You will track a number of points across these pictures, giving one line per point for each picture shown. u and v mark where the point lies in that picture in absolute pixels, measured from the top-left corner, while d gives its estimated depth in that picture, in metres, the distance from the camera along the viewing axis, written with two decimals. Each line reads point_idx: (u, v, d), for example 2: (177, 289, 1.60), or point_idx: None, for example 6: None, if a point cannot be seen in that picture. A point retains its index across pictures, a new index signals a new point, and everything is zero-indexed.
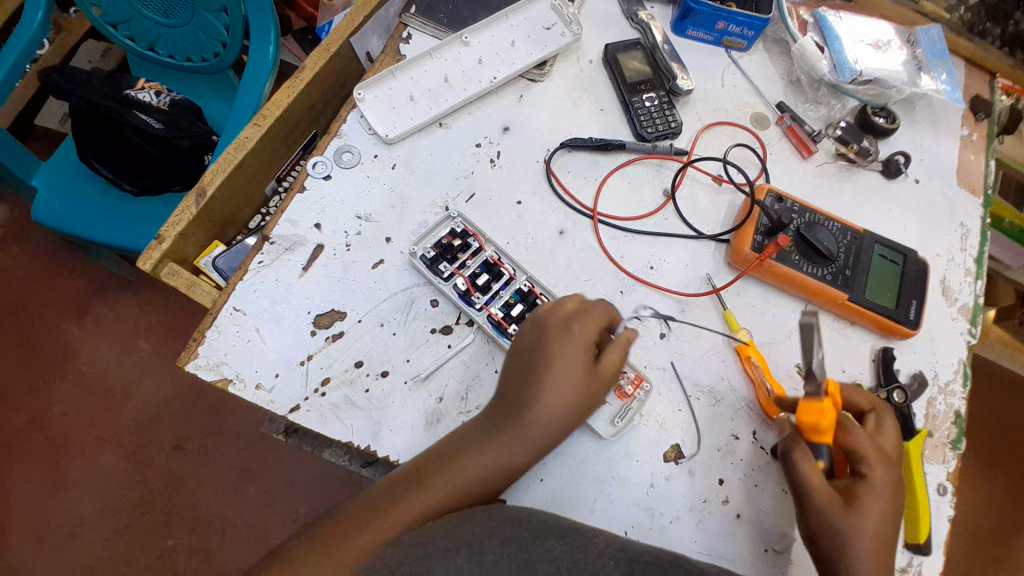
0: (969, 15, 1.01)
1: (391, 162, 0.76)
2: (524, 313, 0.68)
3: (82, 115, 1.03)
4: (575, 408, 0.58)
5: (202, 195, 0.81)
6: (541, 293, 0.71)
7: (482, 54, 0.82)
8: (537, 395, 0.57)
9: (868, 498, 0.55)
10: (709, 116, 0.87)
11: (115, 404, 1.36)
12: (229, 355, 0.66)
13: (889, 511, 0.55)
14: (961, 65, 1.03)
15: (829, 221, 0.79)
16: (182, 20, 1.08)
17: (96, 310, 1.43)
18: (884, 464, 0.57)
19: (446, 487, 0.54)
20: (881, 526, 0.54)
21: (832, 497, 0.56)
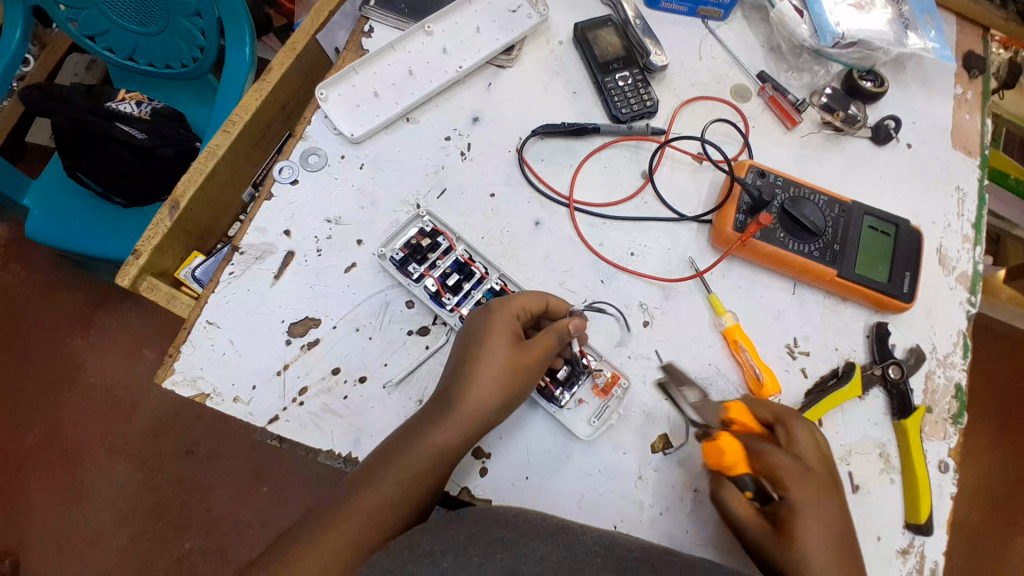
0: None
1: (359, 162, 0.75)
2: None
3: (65, 132, 1.01)
4: (508, 387, 0.59)
5: (176, 207, 0.79)
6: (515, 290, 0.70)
7: (446, 44, 0.79)
8: (463, 384, 0.59)
9: (796, 522, 0.54)
10: (687, 92, 0.84)
11: (123, 412, 1.38)
12: (206, 369, 0.65)
13: (818, 528, 0.54)
14: (952, 19, 1.00)
15: (814, 195, 0.76)
16: (157, 27, 1.06)
17: (100, 322, 1.44)
18: (798, 481, 0.56)
19: (404, 476, 0.56)
20: (819, 547, 0.53)
21: (762, 531, 0.55)
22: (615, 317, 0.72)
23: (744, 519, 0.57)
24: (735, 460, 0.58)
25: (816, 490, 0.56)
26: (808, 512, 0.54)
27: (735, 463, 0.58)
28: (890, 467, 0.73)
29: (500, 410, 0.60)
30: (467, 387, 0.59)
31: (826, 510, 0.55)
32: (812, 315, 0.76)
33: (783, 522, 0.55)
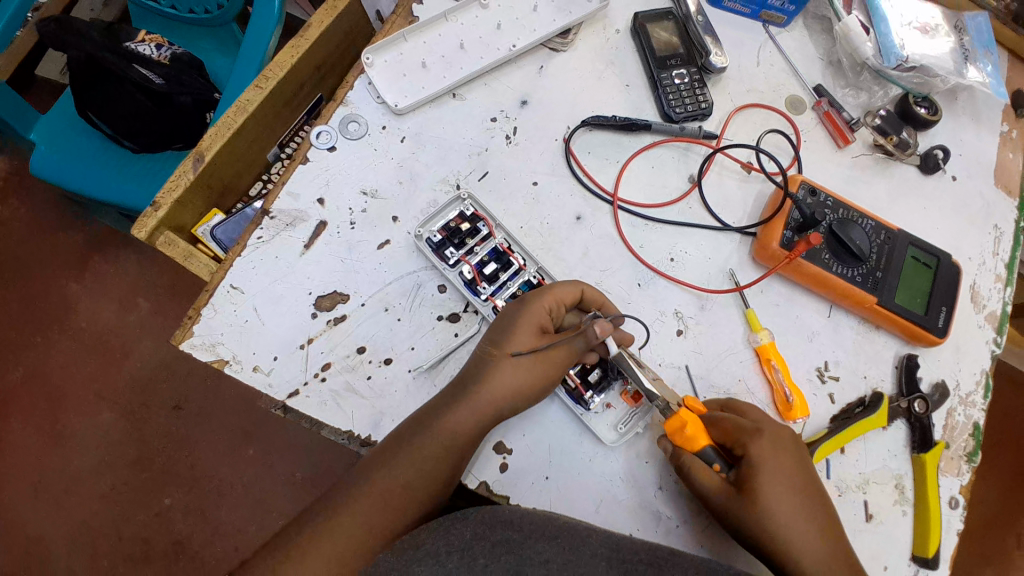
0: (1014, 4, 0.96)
1: (401, 134, 0.71)
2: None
3: (80, 67, 0.96)
4: (526, 388, 0.58)
5: (200, 160, 0.75)
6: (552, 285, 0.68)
7: (500, 20, 0.76)
8: (483, 372, 0.58)
9: (760, 481, 0.57)
10: (742, 97, 0.81)
11: (115, 360, 1.34)
12: (226, 335, 0.62)
13: (776, 483, 0.57)
14: (1003, 54, 0.98)
15: (862, 219, 0.74)
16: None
17: (98, 267, 1.39)
18: (756, 439, 0.59)
19: (416, 459, 0.54)
20: (780, 501, 0.56)
21: (727, 498, 0.58)
22: (649, 323, 0.70)
23: (708, 491, 0.59)
24: (698, 436, 0.59)
25: (774, 444, 0.59)
26: (765, 469, 0.57)
27: (695, 438, 0.59)
28: (904, 498, 0.72)
29: (514, 405, 0.58)
30: (487, 375, 0.57)
31: (784, 465, 0.58)
32: (844, 340, 0.74)
33: (744, 480, 0.58)
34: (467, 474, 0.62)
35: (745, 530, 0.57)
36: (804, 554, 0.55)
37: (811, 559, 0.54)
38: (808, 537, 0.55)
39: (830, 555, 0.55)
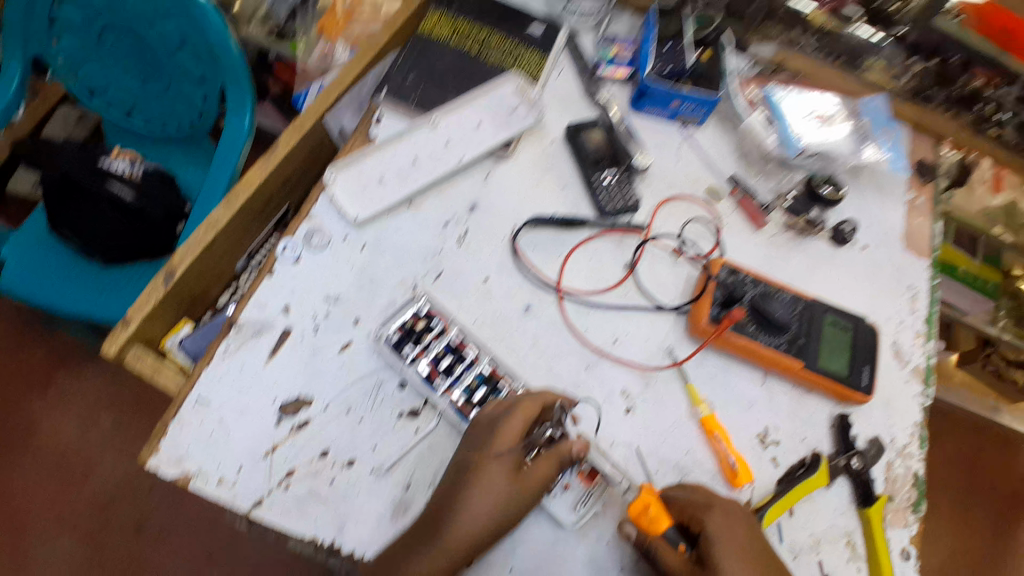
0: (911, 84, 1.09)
1: (361, 243, 0.78)
2: (485, 397, 0.70)
3: (53, 185, 1.05)
4: (500, 511, 0.60)
5: (171, 276, 0.80)
6: (503, 375, 0.73)
7: (449, 136, 0.85)
8: (458, 502, 0.60)
9: (718, 554, 0.62)
10: (664, 191, 0.91)
11: (77, 481, 1.30)
12: (193, 448, 0.65)
13: (732, 553, 0.61)
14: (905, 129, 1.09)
15: (782, 292, 0.83)
16: (160, 86, 1.09)
17: (62, 382, 1.37)
18: (707, 513, 0.64)
19: None
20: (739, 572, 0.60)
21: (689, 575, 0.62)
22: (598, 403, 0.75)
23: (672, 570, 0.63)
24: (658, 519, 0.64)
25: (726, 516, 0.64)
26: (720, 544, 0.62)
27: (655, 521, 0.64)
28: (857, 555, 0.75)
29: (501, 525, 0.61)
30: (465, 503, 0.60)
31: (737, 537, 0.63)
32: (780, 405, 0.80)
33: (704, 555, 0.62)
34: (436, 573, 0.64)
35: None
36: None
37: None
38: None
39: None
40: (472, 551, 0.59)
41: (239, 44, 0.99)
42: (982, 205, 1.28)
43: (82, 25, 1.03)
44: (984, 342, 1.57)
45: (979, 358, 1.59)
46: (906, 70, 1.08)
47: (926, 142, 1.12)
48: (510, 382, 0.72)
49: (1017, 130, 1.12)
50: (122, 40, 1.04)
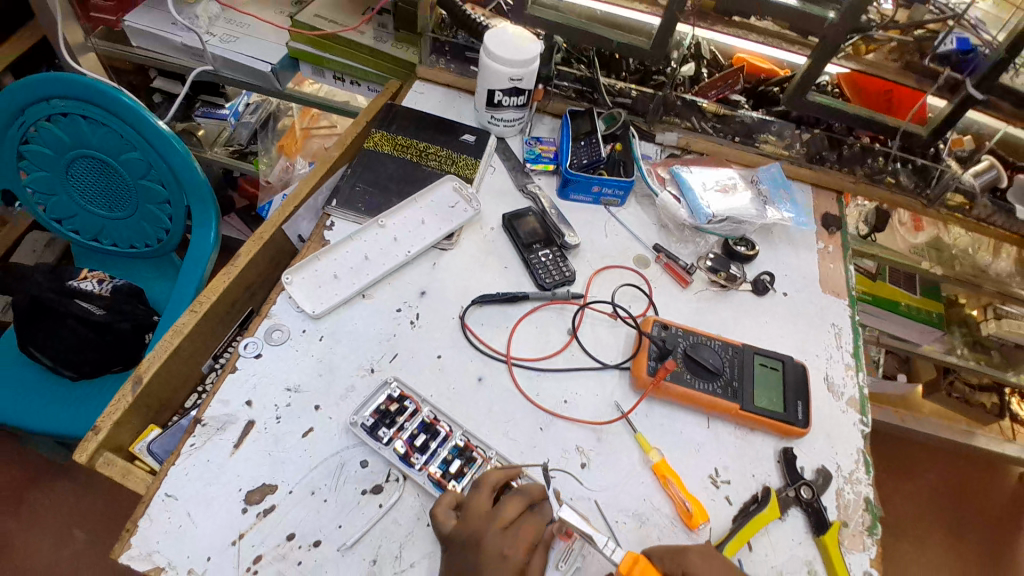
0: (804, 151, 1.26)
1: (319, 334, 0.84)
2: (462, 468, 0.74)
3: (22, 309, 1.06)
4: None
5: (139, 382, 0.84)
6: (476, 445, 0.77)
7: (396, 233, 0.95)
8: None
9: None
10: (599, 262, 1.02)
11: None
12: (161, 543, 0.66)
13: None
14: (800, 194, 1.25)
15: (711, 340, 0.91)
16: (128, 212, 1.18)
17: (34, 500, 1.31)
18: (687, 556, 0.68)
19: None
20: None
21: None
22: (556, 459, 0.79)
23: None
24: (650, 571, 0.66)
25: (705, 556, 0.69)
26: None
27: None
28: None
29: None
30: None
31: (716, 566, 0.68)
32: (727, 446, 0.86)
33: None
34: None
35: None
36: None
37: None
38: None
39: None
40: None
41: (202, 169, 1.13)
42: (908, 241, 1.44)
43: (51, 166, 1.13)
44: (945, 371, 1.76)
45: (943, 388, 1.76)
46: (796, 140, 1.27)
47: (828, 197, 1.27)
48: (483, 450, 0.77)
49: (914, 175, 1.26)
50: (90, 172, 1.13)
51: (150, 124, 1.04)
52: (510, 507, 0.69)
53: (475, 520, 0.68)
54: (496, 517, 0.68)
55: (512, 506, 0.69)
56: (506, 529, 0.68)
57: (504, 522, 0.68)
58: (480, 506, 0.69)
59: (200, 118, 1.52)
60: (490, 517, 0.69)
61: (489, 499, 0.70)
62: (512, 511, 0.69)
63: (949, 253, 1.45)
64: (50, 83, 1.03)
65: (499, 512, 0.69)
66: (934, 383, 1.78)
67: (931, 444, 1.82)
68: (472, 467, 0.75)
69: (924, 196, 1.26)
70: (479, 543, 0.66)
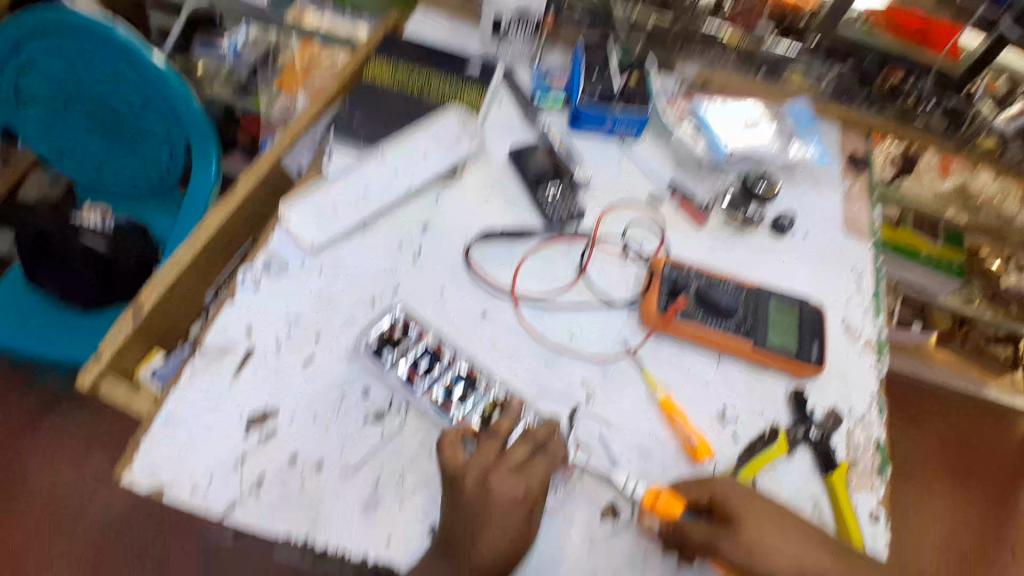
0: (834, 83, 1.17)
1: (318, 267, 0.82)
2: (465, 393, 0.73)
3: (29, 244, 1.08)
4: (514, 546, 0.63)
5: (140, 309, 0.83)
6: (481, 373, 0.75)
7: (397, 164, 0.90)
8: (482, 527, 0.62)
9: (739, 515, 0.66)
10: (610, 199, 0.97)
11: (72, 517, 1.28)
12: (163, 465, 0.66)
13: (748, 510, 0.66)
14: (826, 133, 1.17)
15: (726, 280, 0.87)
16: (126, 146, 1.14)
17: (51, 429, 1.35)
18: (713, 485, 0.69)
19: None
20: (759, 522, 0.65)
21: (720, 538, 0.65)
22: (560, 394, 0.78)
23: (704, 541, 0.66)
24: (672, 504, 0.68)
25: (729, 482, 0.69)
26: (735, 500, 0.66)
27: (672, 509, 0.68)
28: (825, 520, 0.77)
29: (508, 558, 0.62)
30: (486, 531, 0.62)
31: (743, 491, 0.68)
32: (738, 384, 0.83)
33: (727, 522, 0.66)
34: (397, 562, 0.65)
35: (745, 563, 0.65)
36: (807, 560, 0.65)
37: (795, 563, 0.65)
38: (790, 545, 0.65)
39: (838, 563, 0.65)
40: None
41: (200, 101, 1.07)
42: (934, 189, 1.33)
43: (48, 100, 1.08)
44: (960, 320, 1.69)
45: (956, 338, 1.70)
46: (828, 72, 1.17)
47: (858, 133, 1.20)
48: (488, 379, 0.75)
49: (947, 117, 1.17)
50: (88, 108, 1.09)
51: (143, 57, 0.98)
52: (518, 449, 0.66)
53: (483, 462, 0.66)
54: (506, 459, 0.66)
55: (520, 452, 0.66)
56: (517, 471, 0.65)
57: (515, 464, 0.66)
58: (489, 450, 0.67)
59: (199, 51, 1.42)
60: (499, 459, 0.66)
61: (496, 448, 0.67)
62: (520, 454, 0.66)
63: (975, 202, 1.36)
64: (35, 18, 0.97)
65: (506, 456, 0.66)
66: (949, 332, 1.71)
67: (943, 391, 1.79)
68: (476, 394, 0.73)
69: (957, 138, 1.19)
70: (485, 483, 0.64)
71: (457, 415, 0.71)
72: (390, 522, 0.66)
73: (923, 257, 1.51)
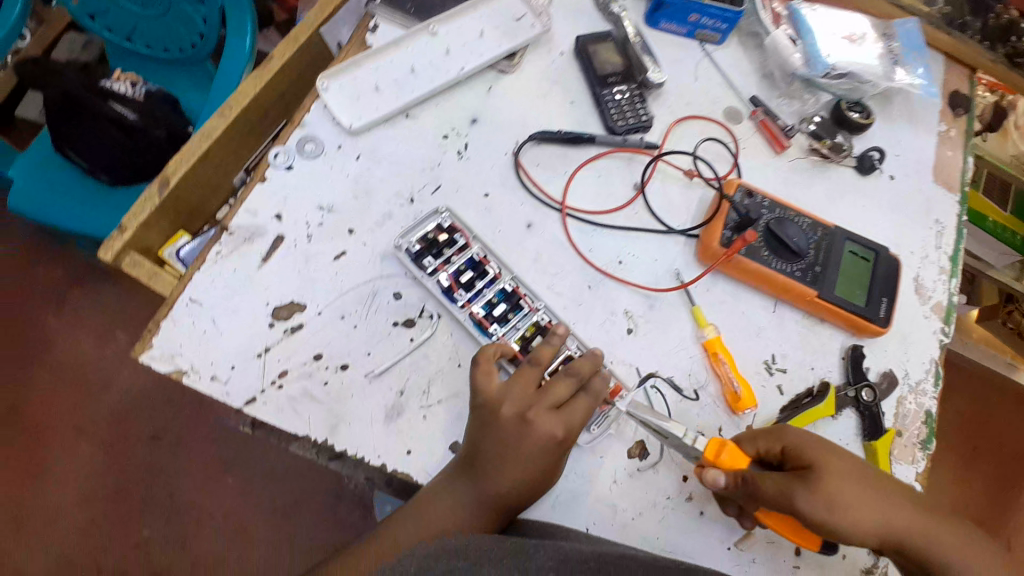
0: (946, 10, 1.00)
1: (356, 152, 0.75)
2: (506, 312, 0.68)
3: (55, 105, 0.97)
4: (537, 476, 0.56)
5: (165, 184, 0.78)
6: (524, 293, 0.71)
7: (449, 44, 0.80)
8: (507, 446, 0.55)
9: (817, 465, 0.58)
10: (682, 110, 0.86)
11: (100, 388, 1.31)
12: (184, 347, 0.64)
13: (827, 459, 0.58)
14: (936, 61, 1.01)
15: (799, 217, 0.78)
16: (158, 10, 1.04)
17: (77, 302, 1.36)
18: (784, 437, 0.61)
19: (433, 508, 0.55)
20: (839, 473, 0.57)
21: (798, 488, 0.56)
22: (600, 321, 0.73)
23: (777, 494, 0.57)
24: (738, 456, 0.60)
25: (803, 434, 0.61)
26: (813, 448, 0.59)
27: (737, 462, 0.60)
28: None
29: (529, 486, 0.56)
30: (511, 451, 0.55)
31: (820, 442, 0.61)
32: (792, 333, 0.77)
33: (805, 471, 0.58)
34: (416, 475, 0.62)
35: (824, 521, 0.56)
36: (892, 519, 0.57)
37: (879, 523, 0.56)
38: (875, 504, 0.57)
39: (926, 524, 0.57)
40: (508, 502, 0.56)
41: None
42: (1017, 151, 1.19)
43: None
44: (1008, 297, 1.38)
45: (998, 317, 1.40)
46: None
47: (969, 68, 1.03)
48: (531, 299, 0.70)
49: None
50: None
51: None
52: (560, 388, 0.58)
53: (521, 393, 0.58)
54: (546, 395, 0.57)
55: (563, 387, 0.58)
56: (558, 410, 0.58)
57: (556, 401, 0.57)
58: (527, 381, 0.58)
59: None
60: (538, 394, 0.58)
61: (536, 383, 0.59)
62: (561, 393, 0.58)
63: None
64: None
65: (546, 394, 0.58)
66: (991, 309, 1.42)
67: None
68: (518, 315, 0.69)
69: None
70: (525, 418, 0.56)
71: (496, 333, 0.67)
72: (412, 431, 0.63)
73: (987, 226, 1.26)
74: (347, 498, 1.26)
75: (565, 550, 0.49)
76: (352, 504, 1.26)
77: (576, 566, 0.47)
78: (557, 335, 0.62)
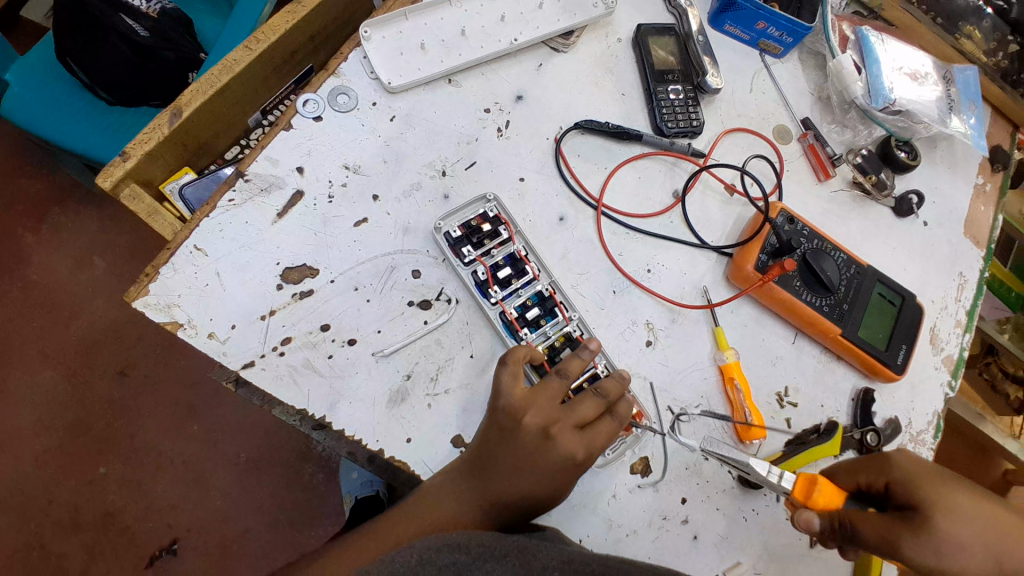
0: (1004, 64, 0.95)
1: (391, 113, 0.70)
2: (538, 317, 0.65)
3: (66, 10, 0.86)
4: (547, 491, 0.54)
5: (177, 115, 0.72)
6: (560, 299, 0.67)
7: (505, 11, 0.74)
8: (527, 454, 0.53)
9: (930, 502, 0.52)
10: (732, 121, 0.83)
11: (68, 315, 1.24)
12: (183, 297, 0.60)
13: (943, 497, 0.52)
14: (987, 110, 0.98)
15: (836, 251, 0.76)
16: None
17: (57, 221, 1.29)
18: (889, 468, 0.56)
19: (435, 509, 0.53)
20: (956, 512, 0.51)
21: (904, 534, 0.51)
22: (620, 330, 0.70)
23: (879, 538, 0.52)
24: (830, 495, 0.56)
25: (915, 464, 0.55)
26: (918, 481, 0.53)
27: (830, 501, 0.56)
28: None
29: (539, 498, 0.54)
30: (526, 457, 0.53)
31: (935, 470, 0.54)
32: (807, 368, 0.76)
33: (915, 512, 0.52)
34: (413, 465, 0.59)
35: (936, 567, 0.50)
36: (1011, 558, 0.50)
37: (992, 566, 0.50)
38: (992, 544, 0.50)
39: None
40: (517, 511, 0.54)
41: None
42: None
43: None
44: (988, 348, 1.31)
45: (975, 365, 1.34)
46: (1002, 47, 0.95)
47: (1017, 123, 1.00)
48: (565, 309, 0.67)
49: None
50: None
51: None
52: (585, 406, 0.56)
53: (546, 407, 0.55)
54: (571, 413, 0.55)
55: (588, 408, 0.56)
56: (581, 429, 0.56)
57: (581, 420, 0.55)
58: (552, 394, 0.56)
59: None
60: (563, 411, 0.55)
61: (559, 398, 0.56)
62: (586, 412, 0.56)
63: None
64: None
65: (571, 411, 0.56)
66: (970, 357, 1.36)
67: None
68: (550, 321, 0.66)
69: None
70: (548, 433, 0.54)
71: (524, 337, 0.64)
72: (415, 420, 0.60)
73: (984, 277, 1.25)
74: (313, 460, 1.23)
75: (569, 552, 0.47)
76: (318, 467, 1.23)
77: (580, 568, 0.45)
78: (588, 349, 0.59)
